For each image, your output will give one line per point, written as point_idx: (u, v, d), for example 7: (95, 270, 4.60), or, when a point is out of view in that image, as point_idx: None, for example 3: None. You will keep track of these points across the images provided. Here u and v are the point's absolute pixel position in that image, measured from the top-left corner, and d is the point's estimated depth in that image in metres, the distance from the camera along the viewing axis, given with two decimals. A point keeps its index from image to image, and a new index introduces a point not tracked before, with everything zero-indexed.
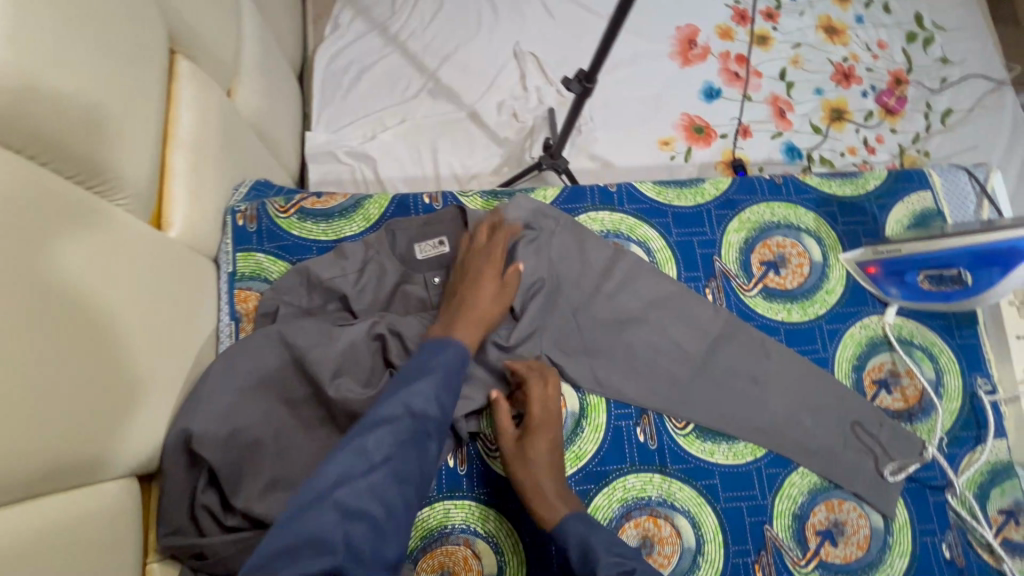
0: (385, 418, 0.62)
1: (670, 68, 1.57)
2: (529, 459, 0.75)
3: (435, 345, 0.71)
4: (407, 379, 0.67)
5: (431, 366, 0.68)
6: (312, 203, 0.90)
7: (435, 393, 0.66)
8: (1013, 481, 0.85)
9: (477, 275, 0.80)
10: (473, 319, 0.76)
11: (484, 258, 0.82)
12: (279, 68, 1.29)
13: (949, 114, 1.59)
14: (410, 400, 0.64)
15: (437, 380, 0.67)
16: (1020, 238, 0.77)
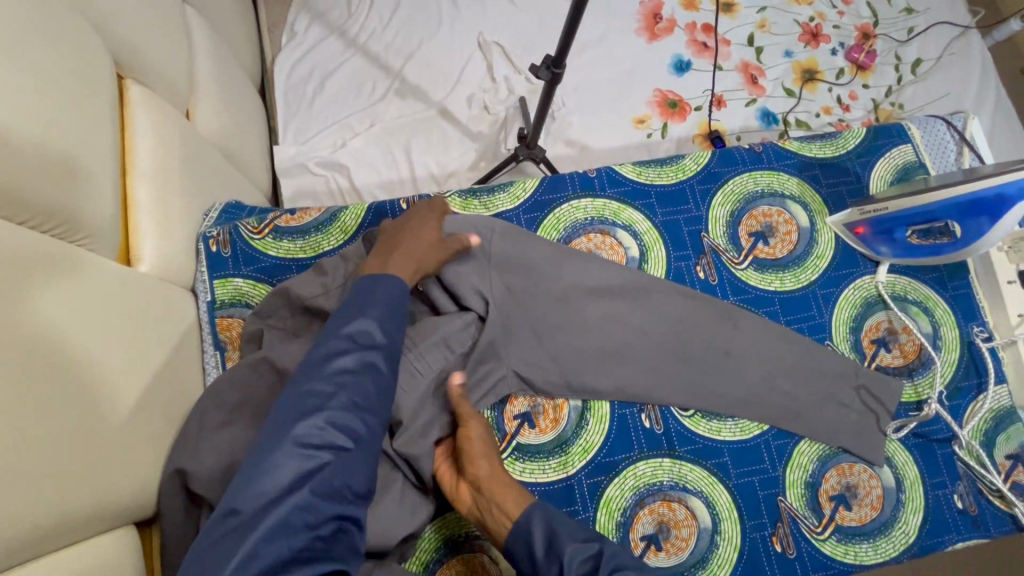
0: (333, 352, 0.62)
1: (638, 44, 1.55)
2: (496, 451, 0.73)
3: (370, 279, 0.70)
4: (348, 312, 0.66)
5: (374, 295, 0.68)
6: (286, 221, 0.87)
7: (380, 321, 0.66)
8: (1017, 426, 0.85)
9: (414, 222, 0.79)
10: (409, 257, 0.75)
11: (420, 210, 0.81)
12: (238, 82, 1.24)
13: (919, 63, 1.59)
14: (354, 331, 0.64)
15: (381, 307, 0.67)
16: (1004, 185, 0.76)
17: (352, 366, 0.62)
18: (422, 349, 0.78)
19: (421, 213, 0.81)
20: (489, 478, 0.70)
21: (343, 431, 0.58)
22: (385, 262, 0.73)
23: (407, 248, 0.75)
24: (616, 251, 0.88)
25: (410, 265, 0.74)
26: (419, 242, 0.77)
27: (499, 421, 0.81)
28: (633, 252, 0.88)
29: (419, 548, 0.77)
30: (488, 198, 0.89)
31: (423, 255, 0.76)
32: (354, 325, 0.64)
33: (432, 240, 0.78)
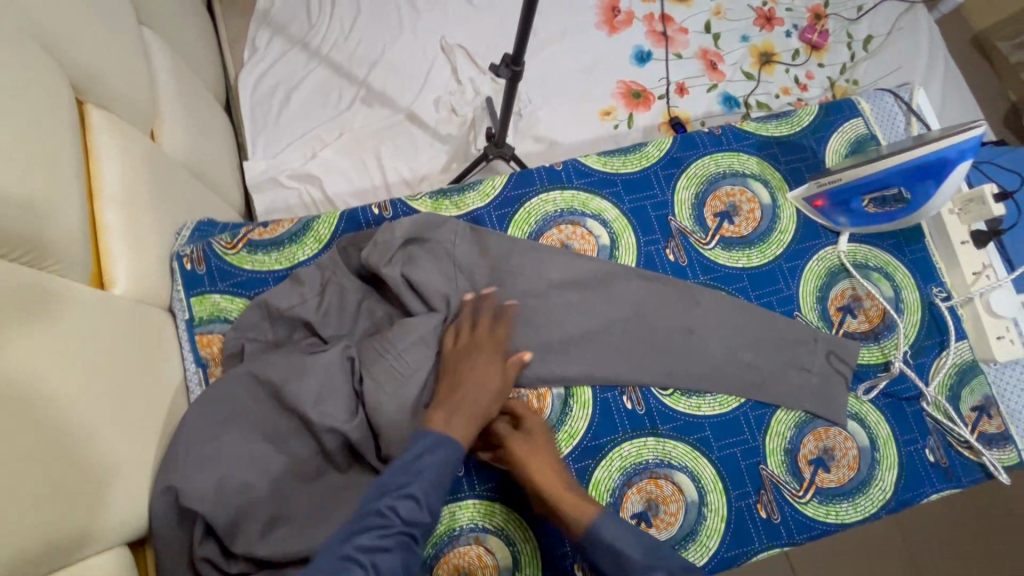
0: (365, 524, 0.57)
1: (598, 38, 1.57)
2: (544, 452, 0.75)
3: (434, 437, 0.66)
4: (398, 477, 0.62)
5: (432, 459, 0.64)
6: (259, 234, 0.87)
7: (429, 498, 0.61)
8: (980, 378, 0.89)
9: (477, 359, 0.76)
10: (472, 414, 0.71)
11: (483, 345, 0.78)
12: (201, 99, 1.24)
13: (870, 40, 1.66)
14: (397, 505, 0.59)
15: (433, 477, 0.63)
16: (945, 150, 0.79)
17: (388, 544, 0.56)
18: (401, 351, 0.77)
19: (483, 345, 0.78)
20: (543, 488, 0.72)
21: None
22: (447, 420, 0.69)
23: (473, 404, 0.71)
24: (588, 240, 0.90)
25: (473, 425, 0.70)
26: (482, 392, 0.73)
27: None
28: (604, 240, 0.90)
29: None
30: (458, 198, 0.90)
31: (487, 406, 0.73)
32: (398, 498, 0.59)
33: (495, 393, 0.74)
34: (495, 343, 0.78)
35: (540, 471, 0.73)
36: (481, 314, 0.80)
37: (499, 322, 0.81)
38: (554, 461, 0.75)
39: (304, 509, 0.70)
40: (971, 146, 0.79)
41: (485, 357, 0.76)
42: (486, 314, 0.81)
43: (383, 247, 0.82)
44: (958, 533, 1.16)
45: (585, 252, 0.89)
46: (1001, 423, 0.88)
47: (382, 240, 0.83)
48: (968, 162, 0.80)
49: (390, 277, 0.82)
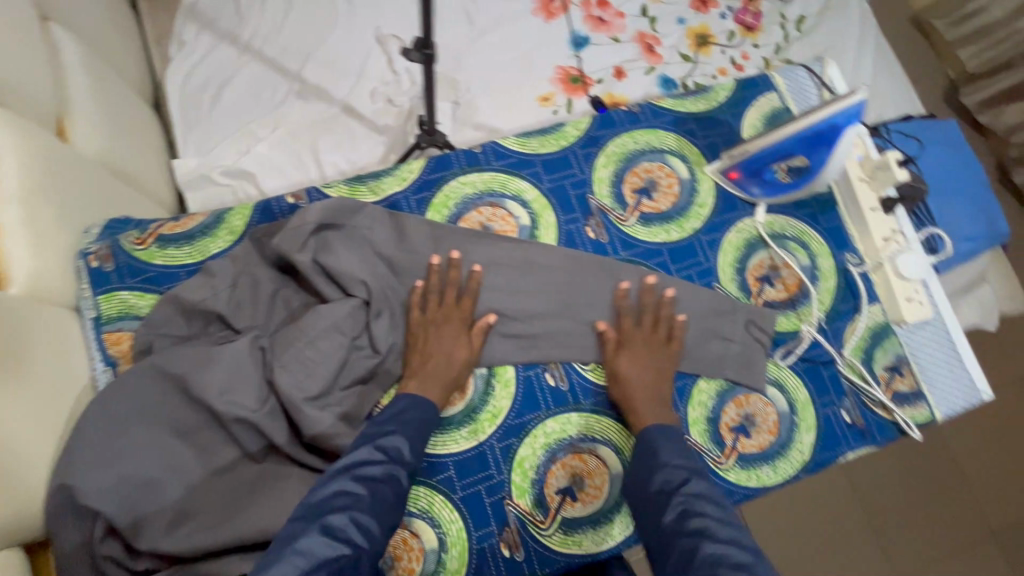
0: (362, 460, 0.69)
1: (535, 25, 1.57)
2: (636, 370, 0.82)
3: (408, 401, 0.76)
4: (382, 426, 0.73)
5: (410, 415, 0.75)
6: (171, 229, 0.86)
7: (412, 441, 0.72)
8: (891, 340, 0.93)
9: (441, 322, 0.82)
10: (442, 378, 0.79)
11: (451, 317, 0.82)
12: (122, 95, 1.20)
13: (803, 20, 1.69)
14: (386, 445, 0.70)
15: (412, 426, 0.74)
16: (834, 115, 0.79)
17: (380, 474, 0.67)
18: (313, 337, 0.77)
19: (451, 316, 0.82)
20: (625, 406, 0.81)
21: (362, 534, 0.62)
22: (421, 387, 0.78)
23: (440, 372, 0.79)
24: (507, 221, 0.90)
25: (444, 390, 0.79)
26: (451, 361, 0.80)
27: None
28: (524, 221, 0.91)
29: None
30: (375, 183, 0.90)
31: (456, 371, 0.80)
32: (383, 439, 0.71)
33: (464, 361, 0.81)
34: (463, 314, 0.83)
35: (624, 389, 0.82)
36: (447, 287, 0.83)
37: (466, 292, 0.84)
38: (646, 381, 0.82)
39: (214, 500, 0.69)
40: (857, 111, 0.80)
41: (451, 330, 0.81)
42: (451, 285, 0.83)
43: (300, 230, 0.81)
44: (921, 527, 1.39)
45: (505, 232, 0.89)
46: (912, 380, 0.91)
47: (298, 222, 0.81)
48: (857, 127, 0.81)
49: (303, 264, 0.80)
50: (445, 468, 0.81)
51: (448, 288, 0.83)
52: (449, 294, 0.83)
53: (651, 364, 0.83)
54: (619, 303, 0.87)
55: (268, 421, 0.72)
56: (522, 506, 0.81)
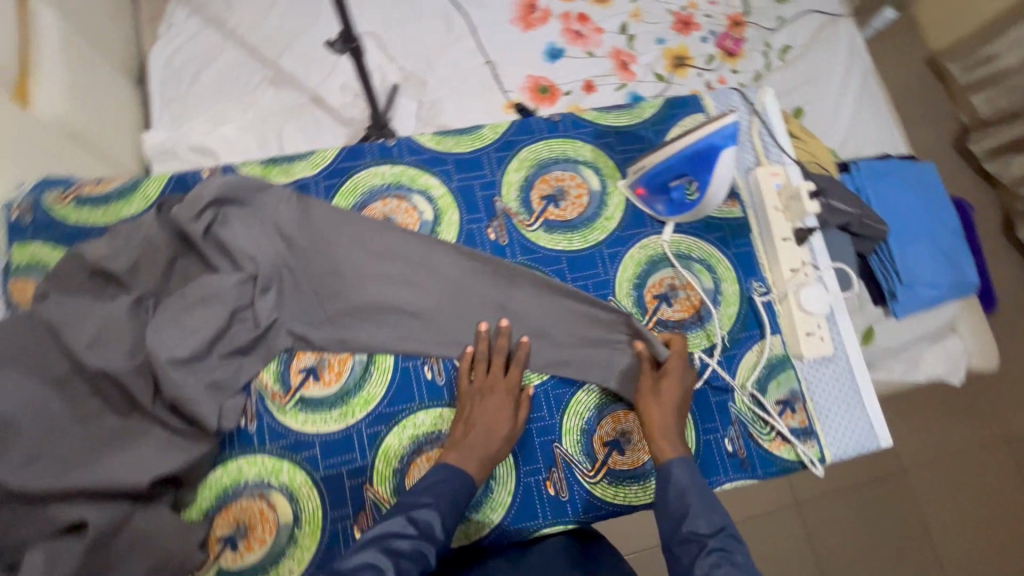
0: (392, 532, 0.69)
1: (513, 33, 1.59)
2: (673, 395, 0.82)
3: (451, 471, 0.76)
4: (417, 496, 0.73)
5: (445, 486, 0.75)
6: (90, 190, 0.92)
7: (443, 517, 0.72)
8: (787, 373, 0.91)
9: (492, 392, 0.83)
10: (481, 451, 0.78)
11: (497, 388, 0.83)
12: (99, 68, 1.27)
13: (787, 50, 1.68)
14: (418, 518, 0.71)
15: (445, 500, 0.73)
16: (709, 135, 0.80)
17: (410, 551, 0.68)
18: (194, 303, 0.80)
19: (497, 386, 0.83)
20: (653, 430, 0.80)
21: None
22: (461, 459, 0.77)
23: (480, 445, 0.79)
24: (411, 214, 0.93)
25: (486, 462, 0.78)
26: (492, 433, 0.80)
27: (284, 374, 0.85)
28: (427, 216, 0.93)
29: (199, 497, 0.80)
30: (288, 166, 0.93)
31: (495, 444, 0.79)
32: (418, 513, 0.71)
33: (504, 435, 0.80)
34: (509, 386, 0.83)
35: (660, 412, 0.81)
36: (495, 354, 0.85)
37: (516, 361, 0.85)
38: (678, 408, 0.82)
39: (70, 446, 0.73)
40: (734, 131, 0.80)
41: (495, 400, 0.82)
42: (499, 353, 0.85)
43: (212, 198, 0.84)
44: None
45: (406, 225, 0.91)
46: (804, 417, 0.90)
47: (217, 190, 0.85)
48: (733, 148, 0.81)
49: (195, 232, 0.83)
50: (311, 447, 0.83)
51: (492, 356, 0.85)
52: (495, 361, 0.85)
53: (687, 392, 0.83)
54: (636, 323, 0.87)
55: (134, 378, 0.76)
56: (380, 494, 0.82)
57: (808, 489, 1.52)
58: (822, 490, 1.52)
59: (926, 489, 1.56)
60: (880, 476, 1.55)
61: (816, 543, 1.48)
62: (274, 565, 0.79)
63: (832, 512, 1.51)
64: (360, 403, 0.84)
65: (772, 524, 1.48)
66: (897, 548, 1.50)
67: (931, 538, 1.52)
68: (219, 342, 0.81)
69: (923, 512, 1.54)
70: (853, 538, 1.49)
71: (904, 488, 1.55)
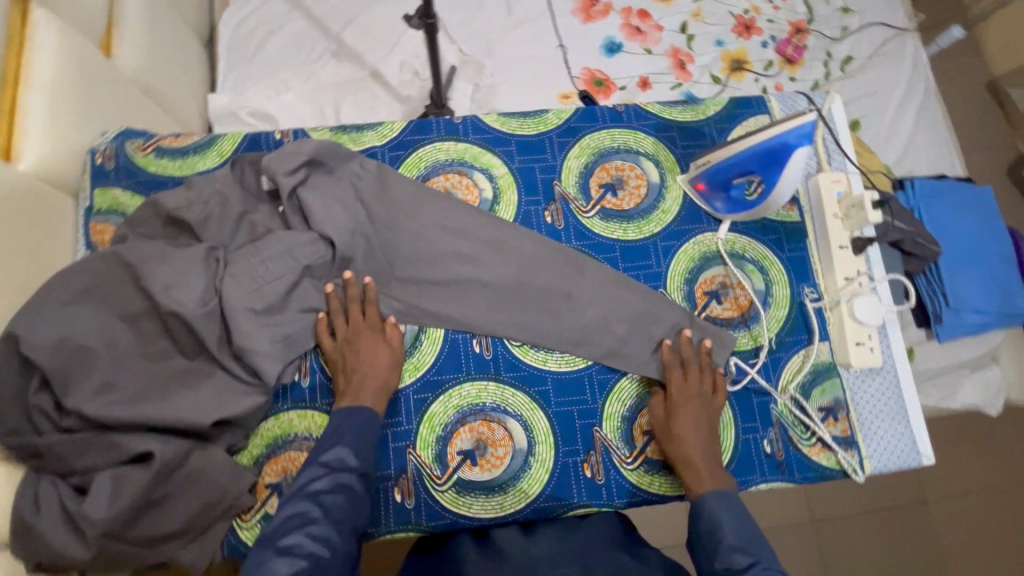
0: (305, 478, 0.72)
1: (572, 24, 1.60)
2: (693, 429, 0.81)
3: (345, 412, 0.78)
4: (324, 442, 0.75)
5: (346, 426, 0.76)
6: (170, 142, 0.96)
7: (353, 448, 0.74)
8: (832, 381, 0.91)
9: (357, 338, 0.83)
10: (373, 391, 0.80)
11: (360, 332, 0.83)
12: (175, 28, 1.32)
13: (848, 61, 1.65)
14: (329, 459, 0.73)
15: (347, 440, 0.75)
16: (784, 134, 0.78)
17: (328, 486, 0.71)
18: (266, 257, 0.83)
19: (361, 328, 0.84)
20: (682, 470, 0.80)
21: (318, 547, 0.66)
22: (354, 398, 0.79)
23: (371, 386, 0.80)
24: (471, 191, 0.94)
25: (381, 394, 0.81)
26: (375, 369, 0.81)
27: None
28: (487, 194, 0.94)
29: (251, 443, 0.84)
30: (357, 134, 0.96)
31: (382, 380, 0.81)
32: (326, 455, 0.73)
33: (384, 364, 0.82)
34: (371, 327, 0.84)
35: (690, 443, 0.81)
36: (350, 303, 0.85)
37: (370, 304, 0.85)
38: (704, 434, 0.81)
39: (138, 381, 0.77)
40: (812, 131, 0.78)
41: (361, 344, 0.82)
42: (354, 299, 0.85)
43: (283, 157, 0.87)
44: None
45: (466, 201, 0.93)
46: (846, 426, 0.89)
47: (290, 151, 0.87)
48: (807, 147, 0.80)
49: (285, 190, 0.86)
50: None
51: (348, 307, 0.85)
52: (352, 311, 0.85)
53: (708, 421, 0.82)
54: (664, 356, 0.87)
55: (202, 323, 0.79)
56: (423, 458, 0.85)
57: (829, 508, 1.51)
58: (841, 511, 1.51)
59: (948, 522, 1.53)
60: (903, 504, 1.53)
61: (831, 566, 1.47)
62: None
63: (849, 535, 1.50)
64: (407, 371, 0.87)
65: (788, 539, 1.48)
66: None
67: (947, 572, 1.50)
68: (291, 299, 0.84)
69: (942, 546, 1.51)
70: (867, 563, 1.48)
71: (925, 520, 1.52)
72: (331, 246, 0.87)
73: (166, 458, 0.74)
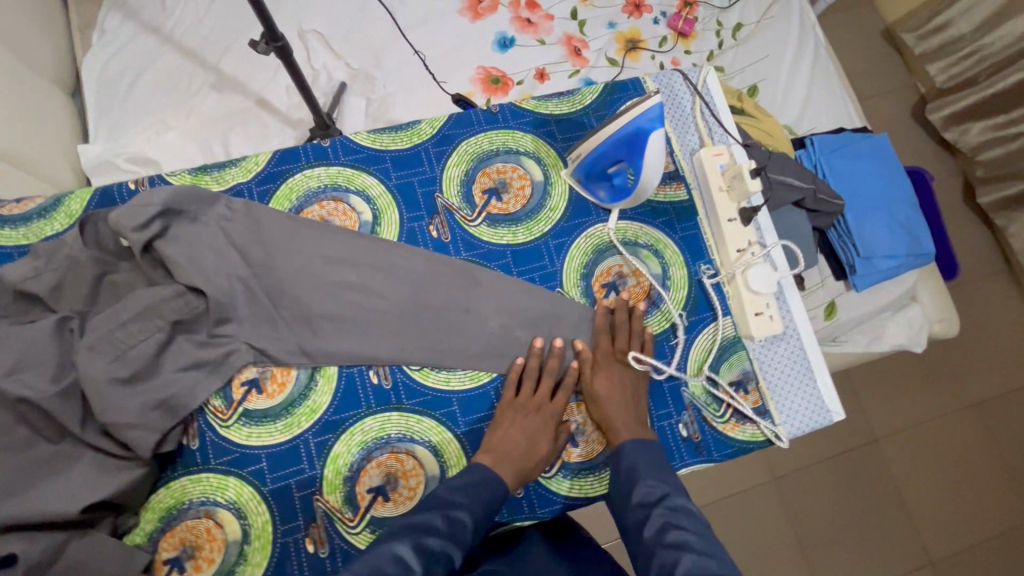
0: (426, 527, 0.68)
1: (461, 24, 1.56)
2: (613, 389, 0.83)
3: (486, 478, 0.75)
4: (452, 495, 0.72)
5: (476, 489, 0.74)
6: (9, 210, 0.88)
7: (476, 522, 0.71)
8: (738, 354, 0.91)
9: (541, 415, 0.82)
10: (515, 461, 0.78)
11: (541, 408, 0.82)
12: (26, 79, 1.21)
13: (739, 28, 1.67)
14: (452, 518, 0.70)
15: (477, 506, 0.72)
16: (637, 120, 0.79)
17: (438, 549, 0.66)
18: (125, 320, 0.77)
19: (545, 408, 0.82)
20: (608, 428, 0.82)
21: None
22: (495, 464, 0.77)
23: (516, 460, 0.78)
24: (349, 216, 0.90)
25: (519, 478, 0.77)
26: (531, 450, 0.79)
27: (225, 389, 0.83)
28: (366, 217, 0.91)
29: (142, 519, 0.78)
30: (219, 173, 0.91)
31: (532, 457, 0.79)
32: (454, 512, 0.70)
33: (540, 454, 0.80)
34: (555, 409, 0.83)
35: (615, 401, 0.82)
36: (547, 376, 0.84)
37: (564, 388, 0.84)
38: (628, 395, 0.84)
39: None
40: (660, 113, 0.80)
41: (536, 419, 0.81)
42: (550, 374, 0.84)
43: (132, 209, 0.80)
44: (869, 550, 1.50)
45: (345, 227, 0.89)
46: (757, 397, 0.90)
47: (140, 204, 0.79)
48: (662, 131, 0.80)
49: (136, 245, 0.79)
50: (258, 460, 0.81)
51: (538, 381, 0.84)
52: (544, 385, 0.84)
53: (628, 380, 0.85)
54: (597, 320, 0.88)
55: (61, 403, 0.73)
56: (332, 503, 0.81)
57: (786, 464, 1.53)
58: (798, 464, 1.54)
59: (899, 459, 1.58)
60: (854, 449, 1.57)
61: (796, 520, 1.50)
62: None
63: (809, 488, 1.52)
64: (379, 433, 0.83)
65: (752, 501, 1.49)
66: (870, 517, 1.52)
67: (904, 505, 1.54)
68: (163, 360, 0.79)
69: (894, 480, 1.56)
70: (827, 512, 1.51)
71: (876, 459, 1.57)
72: (200, 297, 0.81)
73: (36, 557, 0.68)
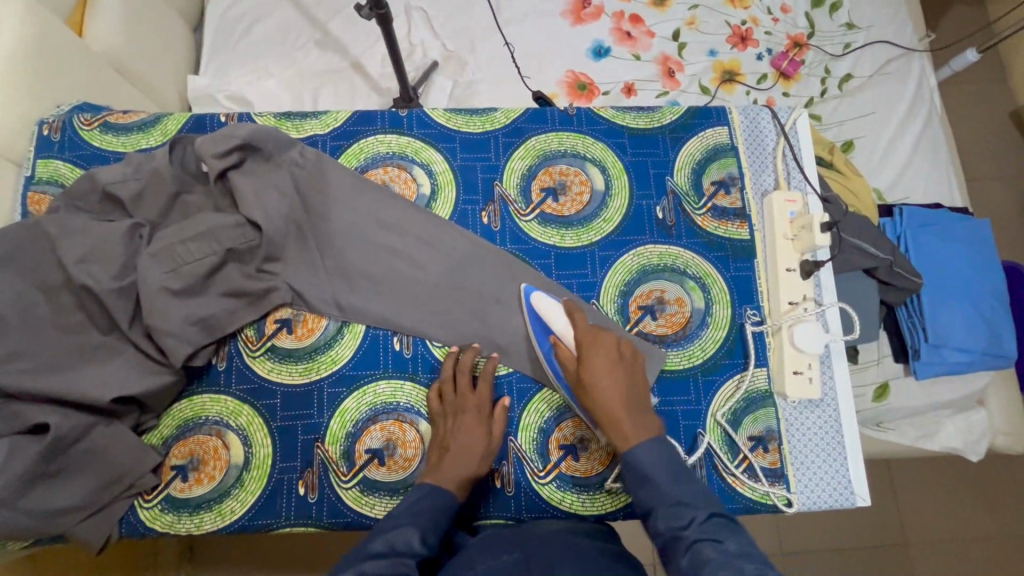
0: (363, 555, 0.65)
1: (562, 26, 1.57)
2: (605, 375, 0.74)
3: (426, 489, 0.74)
4: (395, 518, 0.70)
5: (425, 503, 0.72)
6: (116, 118, 0.98)
7: (423, 531, 0.68)
8: (766, 409, 0.86)
9: (463, 411, 0.80)
10: (454, 470, 0.76)
11: (469, 405, 0.80)
12: (156, 7, 1.32)
13: (847, 79, 1.58)
14: (395, 540, 0.66)
15: (425, 520, 0.70)
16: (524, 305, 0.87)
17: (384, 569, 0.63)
18: (188, 237, 0.83)
19: (469, 404, 0.80)
20: (606, 419, 0.73)
21: None
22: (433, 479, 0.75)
23: (457, 465, 0.76)
24: (409, 186, 0.93)
25: (463, 486, 0.76)
26: (469, 454, 0.77)
27: (260, 323, 0.87)
28: (425, 189, 0.93)
29: (162, 423, 0.83)
30: (300, 122, 0.96)
31: (474, 458, 0.77)
32: (393, 535, 0.67)
33: (480, 452, 0.78)
34: (480, 401, 0.81)
35: (609, 388, 0.74)
36: (460, 374, 0.82)
37: (483, 377, 0.83)
38: (625, 381, 0.75)
39: (46, 353, 0.77)
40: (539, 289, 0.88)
41: (462, 419, 0.80)
42: (465, 371, 0.83)
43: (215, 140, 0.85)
44: None
45: (403, 196, 0.92)
46: (776, 458, 0.84)
47: (223, 134, 0.85)
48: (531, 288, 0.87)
49: (212, 172, 0.85)
50: (273, 396, 0.85)
51: (454, 378, 0.83)
52: (461, 380, 0.82)
53: (620, 366, 0.76)
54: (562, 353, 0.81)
55: (114, 299, 0.79)
56: (330, 453, 0.83)
57: (796, 539, 1.43)
58: (811, 545, 1.43)
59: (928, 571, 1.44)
60: (879, 547, 1.45)
61: None
62: (217, 501, 0.81)
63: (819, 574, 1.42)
64: (382, 398, 0.85)
65: None
66: None
67: None
68: (212, 281, 0.84)
69: None
70: None
71: (905, 565, 1.44)
72: (256, 231, 0.86)
73: (64, 431, 0.74)
